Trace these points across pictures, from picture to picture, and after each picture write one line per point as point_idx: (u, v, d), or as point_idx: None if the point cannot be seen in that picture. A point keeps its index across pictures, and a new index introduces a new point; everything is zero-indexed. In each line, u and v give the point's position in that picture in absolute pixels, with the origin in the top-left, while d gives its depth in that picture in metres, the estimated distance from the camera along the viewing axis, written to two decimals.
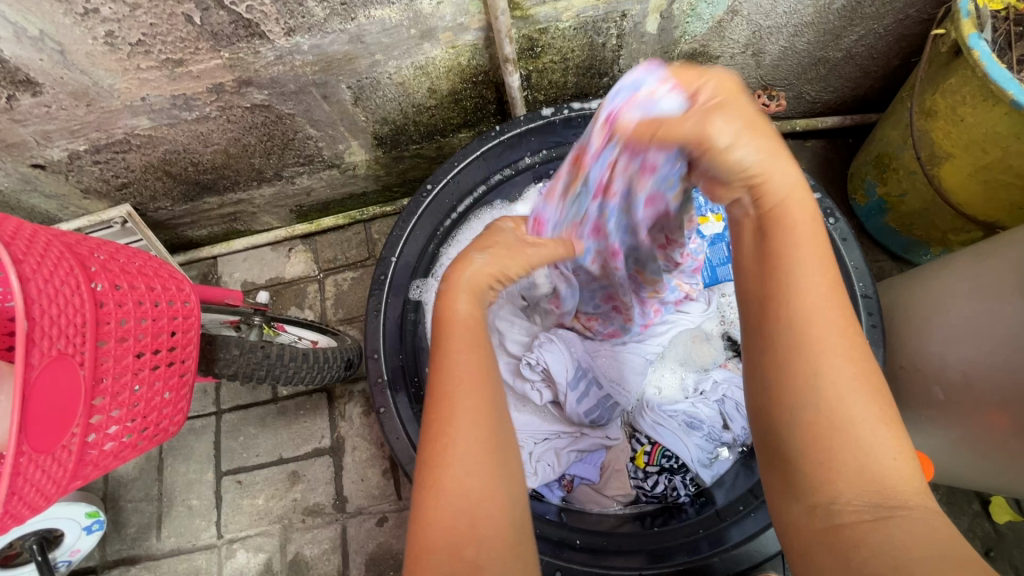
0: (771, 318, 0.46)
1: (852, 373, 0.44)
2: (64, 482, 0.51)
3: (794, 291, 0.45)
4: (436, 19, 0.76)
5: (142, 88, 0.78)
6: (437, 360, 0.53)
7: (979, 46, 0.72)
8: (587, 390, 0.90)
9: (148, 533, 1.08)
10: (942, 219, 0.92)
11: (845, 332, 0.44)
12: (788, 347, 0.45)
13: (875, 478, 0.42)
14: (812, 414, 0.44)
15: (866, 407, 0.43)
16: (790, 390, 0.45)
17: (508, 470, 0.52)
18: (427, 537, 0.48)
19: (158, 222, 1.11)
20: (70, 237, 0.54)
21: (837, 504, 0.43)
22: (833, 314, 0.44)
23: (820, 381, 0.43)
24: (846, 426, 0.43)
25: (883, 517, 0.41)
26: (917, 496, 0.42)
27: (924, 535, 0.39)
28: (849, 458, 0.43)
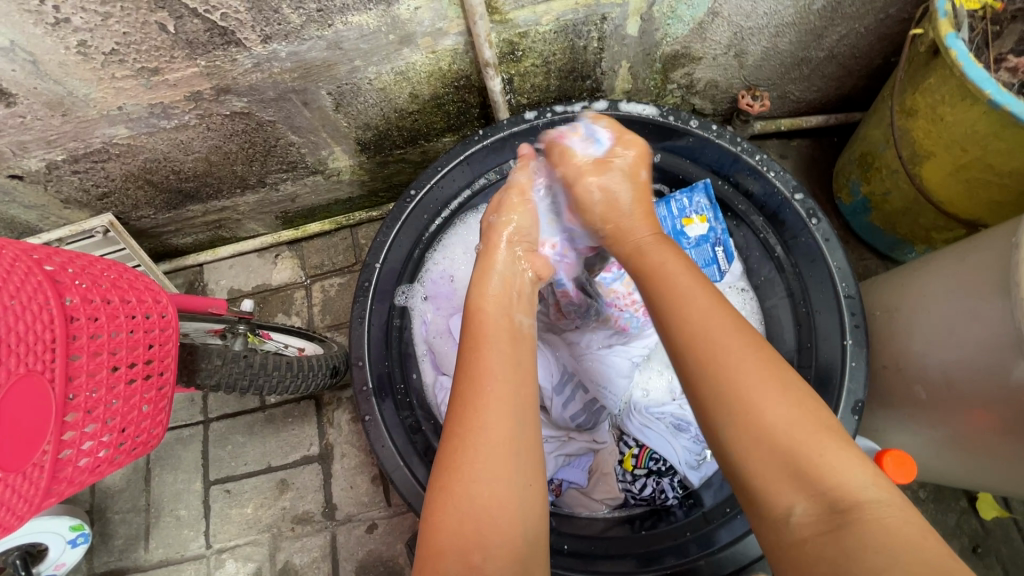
0: (690, 340, 0.55)
1: (766, 383, 0.51)
2: (38, 500, 0.50)
3: (696, 321, 0.56)
4: (415, 25, 0.75)
5: (118, 97, 0.77)
6: (468, 360, 0.61)
7: (956, 45, 0.72)
8: (573, 394, 0.94)
9: (136, 544, 1.07)
10: (925, 218, 0.92)
11: (753, 357, 0.53)
12: (704, 363, 0.54)
13: (820, 482, 0.47)
14: (746, 446, 0.50)
15: (786, 412, 0.50)
16: (714, 405, 0.52)
17: (525, 482, 0.54)
18: (439, 543, 0.52)
19: (141, 230, 1.10)
20: (39, 250, 0.53)
21: (794, 516, 0.48)
22: (742, 348, 0.53)
23: (743, 410, 0.51)
24: (779, 435, 0.49)
25: (843, 524, 0.45)
26: (876, 497, 0.46)
27: (885, 536, 0.43)
28: (790, 468, 0.48)
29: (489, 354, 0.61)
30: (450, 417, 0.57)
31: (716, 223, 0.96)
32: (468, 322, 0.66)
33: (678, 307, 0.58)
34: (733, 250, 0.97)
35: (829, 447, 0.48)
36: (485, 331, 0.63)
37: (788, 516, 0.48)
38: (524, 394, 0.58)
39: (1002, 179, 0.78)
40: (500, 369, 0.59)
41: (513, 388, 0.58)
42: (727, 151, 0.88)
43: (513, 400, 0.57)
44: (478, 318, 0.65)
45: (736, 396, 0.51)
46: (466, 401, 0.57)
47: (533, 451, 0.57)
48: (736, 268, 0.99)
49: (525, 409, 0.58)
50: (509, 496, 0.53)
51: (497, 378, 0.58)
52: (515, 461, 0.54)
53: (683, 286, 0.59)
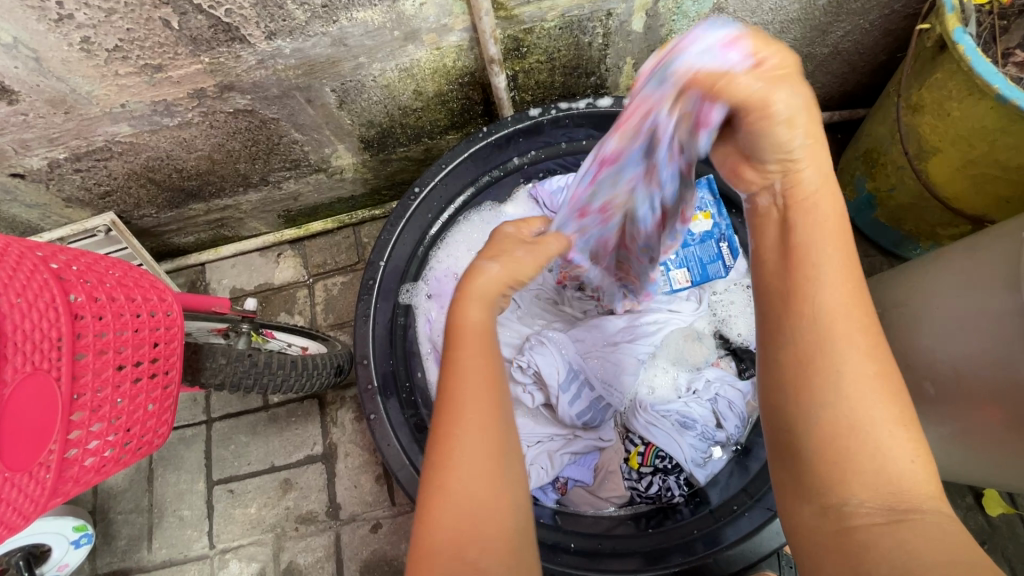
0: (806, 321, 0.46)
1: (871, 380, 0.43)
2: (44, 499, 0.50)
3: (819, 304, 0.46)
4: (420, 21, 0.75)
5: (121, 94, 0.77)
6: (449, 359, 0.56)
7: (963, 40, 0.72)
8: (579, 391, 0.91)
9: (139, 545, 1.07)
10: (931, 214, 0.92)
11: (865, 328, 0.45)
12: (806, 345, 0.45)
13: (886, 478, 0.41)
14: (830, 414, 0.43)
15: (883, 411, 0.43)
16: (806, 389, 0.45)
17: (515, 473, 0.53)
18: (430, 539, 0.49)
19: (143, 229, 1.09)
20: (44, 248, 0.53)
21: (848, 507, 0.42)
22: (860, 318, 0.45)
23: (840, 378, 0.44)
24: (857, 426, 0.42)
25: (898, 520, 0.40)
26: (932, 497, 0.41)
27: (941, 537, 0.38)
28: (864, 463, 0.42)
29: (474, 344, 0.57)
30: (437, 411, 0.54)
31: (721, 219, 0.95)
32: (451, 309, 0.60)
33: (798, 277, 0.47)
34: (738, 245, 0.96)
35: (907, 444, 0.42)
36: (470, 319, 0.59)
37: (839, 499, 0.42)
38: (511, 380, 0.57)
39: (1010, 174, 0.78)
40: (491, 361, 0.56)
41: (500, 378, 0.56)
42: None
43: (503, 396, 0.55)
44: (468, 305, 0.59)
45: (842, 365, 0.44)
46: (453, 393, 0.54)
47: (519, 443, 0.55)
48: (740, 264, 0.99)
49: (512, 400, 0.56)
50: (501, 489, 0.51)
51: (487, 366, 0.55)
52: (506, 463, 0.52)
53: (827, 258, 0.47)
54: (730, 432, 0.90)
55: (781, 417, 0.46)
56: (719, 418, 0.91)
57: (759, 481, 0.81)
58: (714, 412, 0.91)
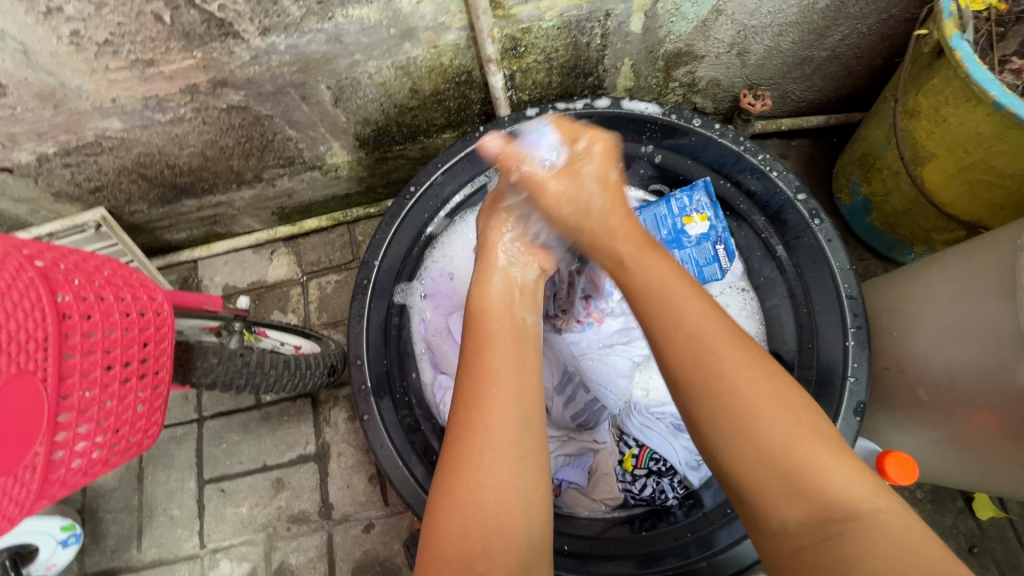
0: (688, 339, 0.54)
1: (759, 386, 0.51)
2: (29, 502, 0.49)
3: (673, 320, 0.55)
4: (416, 19, 0.74)
5: (112, 88, 0.75)
6: (471, 356, 0.60)
7: (961, 46, 0.71)
8: (574, 395, 0.94)
9: (128, 544, 1.06)
10: (925, 220, 0.92)
11: (746, 355, 0.53)
12: (693, 372, 0.53)
13: (816, 490, 0.47)
14: (745, 446, 0.49)
15: (782, 420, 0.49)
16: (704, 409, 0.52)
17: (532, 483, 0.53)
18: (441, 548, 0.51)
19: (135, 225, 1.08)
20: (30, 246, 0.51)
21: (789, 525, 0.47)
22: (741, 357, 0.53)
23: (742, 407, 0.50)
24: (777, 445, 0.48)
25: (841, 530, 0.44)
26: (873, 496, 0.46)
27: (883, 541, 0.43)
28: (784, 477, 0.48)
29: (493, 355, 0.60)
30: (455, 424, 0.56)
31: (717, 221, 0.95)
32: (471, 322, 0.64)
33: (661, 318, 0.56)
34: (732, 249, 0.97)
35: (823, 454, 0.48)
36: (489, 332, 0.62)
37: (779, 520, 0.48)
38: (533, 390, 0.58)
39: (1004, 181, 0.78)
40: (512, 365, 0.59)
41: (518, 391, 0.57)
42: (729, 150, 0.88)
43: (521, 393, 0.57)
44: (484, 319, 0.64)
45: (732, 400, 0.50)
46: (469, 409, 0.56)
47: (540, 454, 0.56)
48: (737, 267, 1.00)
49: (534, 414, 0.57)
50: (516, 498, 0.52)
51: (503, 382, 0.57)
52: (521, 472, 0.53)
53: (675, 291, 0.57)
54: None
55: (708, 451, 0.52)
56: None
57: None
58: None
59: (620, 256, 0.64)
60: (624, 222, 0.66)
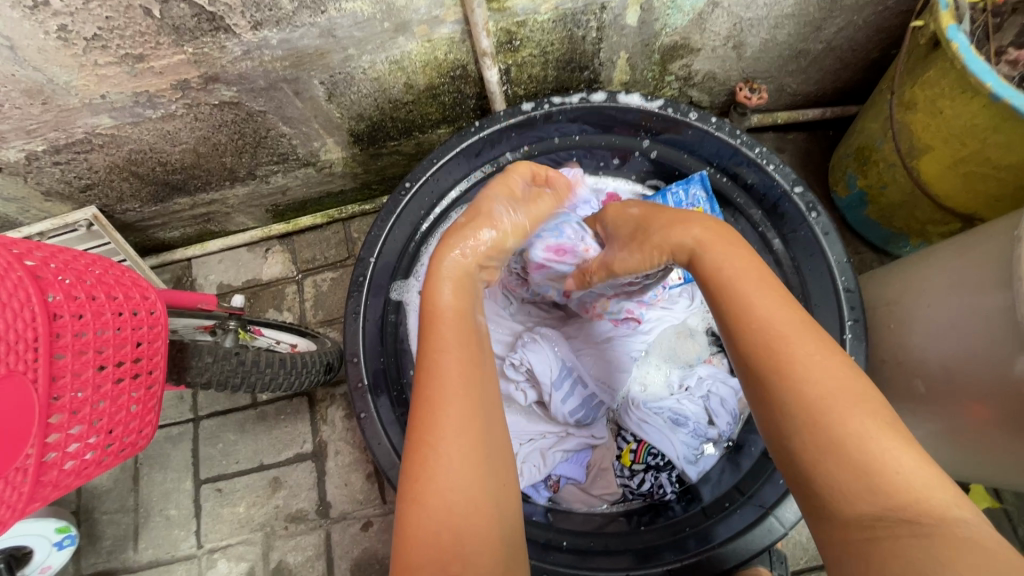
0: (753, 340, 0.55)
1: (839, 380, 0.52)
2: (20, 505, 0.48)
3: (753, 310, 0.56)
4: (411, 12, 0.73)
5: (101, 84, 0.74)
6: (426, 360, 0.59)
7: (957, 37, 0.71)
8: (573, 389, 0.90)
9: (124, 545, 1.05)
10: (921, 211, 0.92)
11: (828, 355, 0.53)
12: (777, 374, 0.53)
13: (891, 490, 0.47)
14: (808, 438, 0.51)
15: (861, 422, 0.50)
16: (785, 409, 0.52)
17: (493, 483, 0.55)
18: (411, 554, 0.50)
19: (127, 224, 1.06)
20: (19, 245, 0.51)
21: (862, 520, 0.48)
22: (810, 348, 0.53)
23: (830, 411, 0.50)
24: (854, 439, 0.49)
25: (920, 533, 0.45)
26: (945, 503, 0.47)
27: (979, 556, 0.43)
28: (856, 476, 0.48)
29: (446, 357, 0.59)
30: (415, 427, 0.55)
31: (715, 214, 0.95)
32: (428, 324, 0.62)
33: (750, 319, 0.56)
34: None
35: (903, 454, 0.49)
36: (443, 335, 0.61)
37: (853, 515, 0.48)
38: (487, 398, 0.58)
39: (999, 172, 0.78)
40: (465, 369, 0.58)
41: (477, 394, 0.57)
42: (726, 144, 0.88)
43: (479, 390, 0.58)
44: (438, 318, 0.62)
45: (812, 390, 0.51)
46: (428, 413, 0.56)
47: (500, 449, 0.58)
48: None
49: (486, 414, 0.58)
50: (479, 501, 0.53)
51: (458, 381, 0.57)
52: (485, 470, 0.55)
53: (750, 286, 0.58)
54: (722, 429, 0.90)
55: (778, 439, 0.53)
56: (711, 415, 0.91)
57: (751, 478, 0.82)
58: (706, 410, 0.91)
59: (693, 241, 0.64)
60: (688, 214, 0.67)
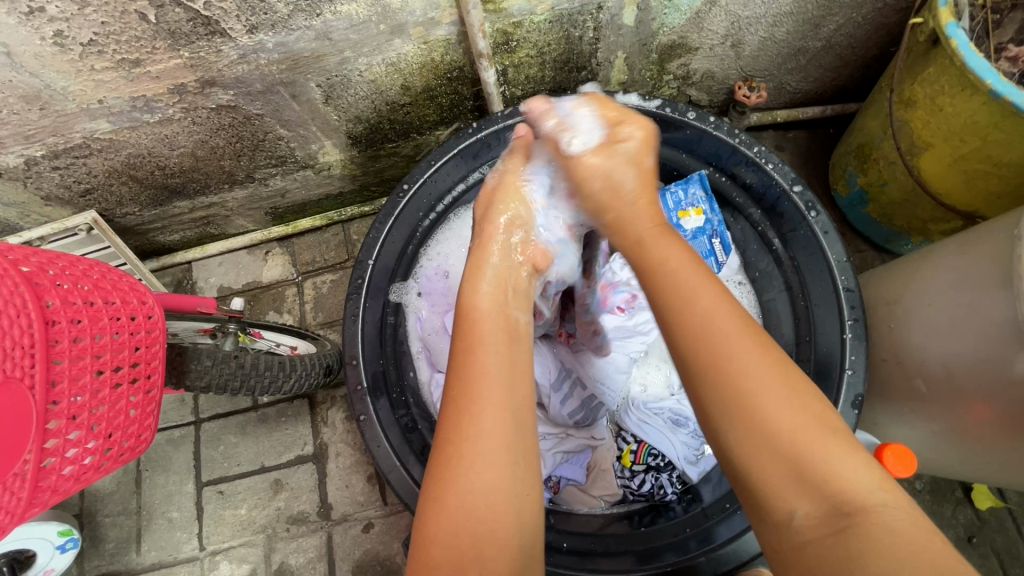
0: (682, 336, 0.52)
1: (772, 377, 0.49)
2: (19, 511, 0.48)
3: (681, 303, 0.53)
4: (406, 14, 0.73)
5: (98, 90, 0.74)
6: (461, 357, 0.57)
7: (957, 34, 0.71)
8: (570, 390, 0.93)
9: (127, 547, 1.05)
10: (922, 209, 0.92)
11: (761, 350, 0.50)
12: (708, 372, 0.50)
13: (829, 486, 0.45)
14: (752, 438, 0.47)
15: (792, 417, 0.47)
16: (710, 404, 0.50)
17: (522, 490, 0.52)
18: (430, 552, 0.50)
19: (127, 228, 1.07)
20: (16, 252, 0.51)
21: (797, 521, 0.46)
22: (745, 344, 0.50)
23: (756, 408, 0.48)
24: (786, 435, 0.47)
25: (852, 524, 0.43)
26: (879, 493, 0.45)
27: (888, 536, 0.42)
28: (790, 475, 0.46)
29: (485, 356, 0.57)
30: (447, 427, 0.53)
31: (713, 214, 0.95)
32: (461, 323, 0.60)
33: (676, 313, 0.53)
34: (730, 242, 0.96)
35: (832, 447, 0.46)
36: (480, 333, 0.58)
37: (788, 515, 0.46)
38: (522, 398, 0.55)
39: (1001, 169, 0.78)
40: (503, 372, 0.55)
41: (512, 395, 0.55)
42: (724, 143, 0.87)
43: (513, 393, 0.55)
44: (472, 323, 0.59)
45: (734, 384, 0.49)
46: (457, 413, 0.54)
47: (530, 455, 0.54)
48: (734, 261, 0.97)
49: (522, 417, 0.54)
50: (505, 505, 0.51)
51: (494, 385, 0.54)
52: (514, 474, 0.52)
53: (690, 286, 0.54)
54: None
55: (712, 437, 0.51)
56: None
57: None
58: None
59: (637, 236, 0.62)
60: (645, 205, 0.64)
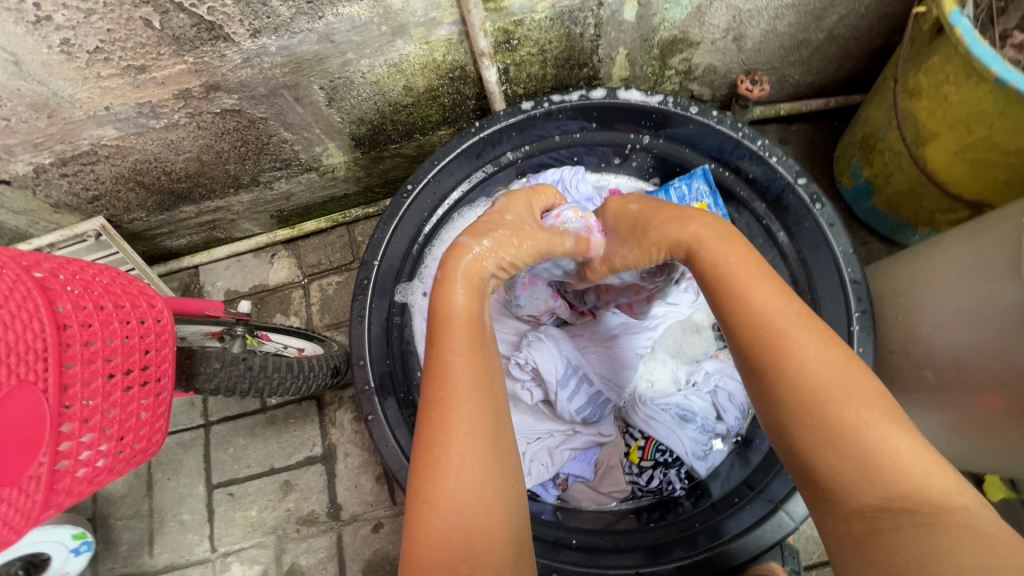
0: (745, 321, 0.54)
1: (839, 373, 0.50)
2: (35, 513, 0.49)
3: (749, 295, 0.55)
4: (407, 15, 0.73)
5: (105, 97, 0.75)
6: (436, 357, 0.58)
7: (961, 23, 0.70)
8: (578, 387, 0.90)
9: (140, 550, 1.06)
10: (928, 200, 0.91)
11: (827, 351, 0.51)
12: (774, 372, 0.51)
13: (890, 479, 0.45)
14: (811, 424, 0.49)
15: (862, 412, 0.48)
16: (777, 398, 0.51)
17: (505, 483, 0.54)
18: (421, 552, 0.50)
19: (134, 233, 1.08)
20: (27, 257, 0.51)
21: (864, 511, 0.45)
22: (811, 338, 0.52)
23: (821, 401, 0.49)
24: (852, 428, 0.47)
25: (920, 521, 0.43)
26: (952, 491, 0.44)
27: (968, 534, 0.41)
28: (860, 467, 0.46)
29: (458, 356, 0.58)
30: (428, 431, 0.54)
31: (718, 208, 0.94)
32: (437, 325, 0.61)
33: (741, 309, 0.55)
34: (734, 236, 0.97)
35: (898, 441, 0.47)
36: (453, 330, 0.60)
37: (855, 507, 0.46)
38: (494, 397, 0.58)
39: (1007, 158, 0.77)
40: (476, 368, 0.58)
41: (489, 395, 0.57)
42: (728, 137, 0.87)
43: (488, 385, 0.57)
44: (449, 322, 0.61)
45: (799, 375, 0.50)
46: (438, 414, 0.55)
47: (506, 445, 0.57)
48: None
49: (497, 417, 0.57)
50: (491, 499, 0.53)
51: (469, 384, 0.56)
52: (495, 468, 0.54)
53: (747, 278, 0.57)
54: (730, 424, 0.89)
55: (774, 424, 0.52)
56: (719, 410, 0.90)
57: (761, 473, 0.81)
58: (714, 405, 0.90)
59: (688, 245, 0.63)
60: (676, 219, 0.66)
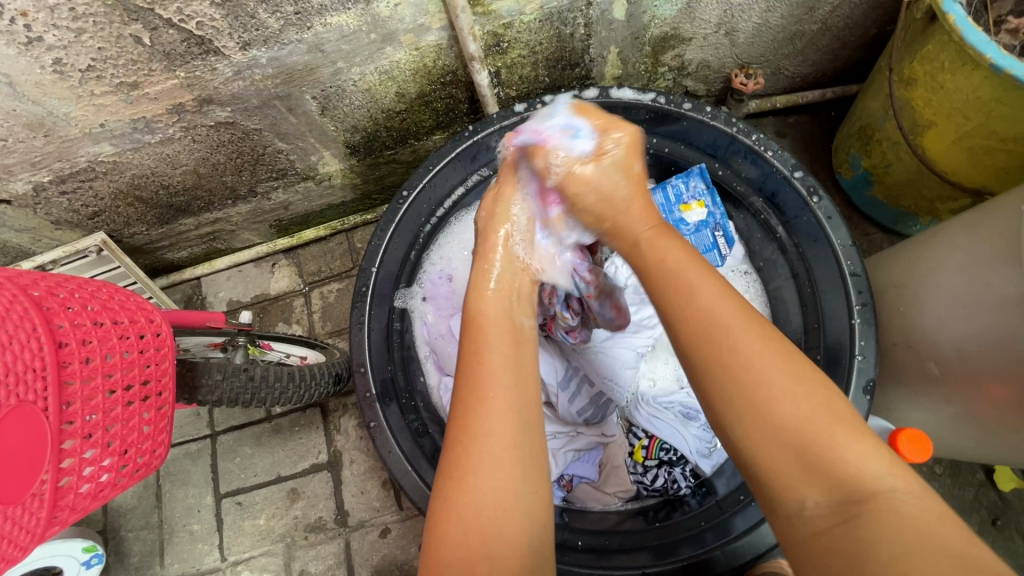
0: (684, 316, 0.53)
1: (779, 365, 0.48)
2: (40, 530, 0.49)
3: (689, 292, 0.54)
4: (396, 22, 0.74)
5: (99, 114, 0.76)
6: (466, 362, 0.58)
7: (954, 9, 0.69)
8: (578, 388, 0.93)
9: (151, 561, 1.07)
10: (929, 189, 0.90)
11: (775, 347, 0.50)
12: (710, 369, 0.50)
13: (833, 471, 0.44)
14: (750, 427, 0.47)
15: (801, 406, 0.46)
16: (721, 401, 0.49)
17: (531, 487, 0.53)
18: (440, 549, 0.50)
19: (136, 247, 1.09)
20: (25, 277, 0.52)
21: (806, 509, 0.44)
22: (750, 330, 0.51)
23: (762, 396, 0.47)
24: (793, 424, 0.46)
25: (859, 513, 0.41)
26: (890, 475, 0.43)
27: (898, 526, 0.40)
28: (798, 459, 0.45)
29: (490, 358, 0.58)
30: (454, 428, 0.54)
31: (716, 207, 0.94)
32: (466, 331, 0.62)
33: (675, 300, 0.55)
34: (734, 233, 0.96)
35: (842, 434, 0.45)
36: (484, 336, 0.60)
37: (797, 506, 0.45)
38: (528, 402, 0.56)
39: (1006, 145, 0.76)
40: (507, 370, 0.57)
41: (516, 396, 0.55)
42: (722, 133, 0.87)
43: (520, 391, 0.56)
44: (478, 325, 0.61)
45: (737, 371, 0.49)
46: (466, 415, 0.55)
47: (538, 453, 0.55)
48: (737, 252, 0.98)
49: (528, 421, 0.55)
50: (513, 499, 0.51)
51: (496, 387, 0.55)
52: (520, 473, 0.52)
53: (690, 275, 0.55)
54: None
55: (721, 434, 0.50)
56: None
57: None
58: None
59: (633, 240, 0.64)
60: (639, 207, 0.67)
